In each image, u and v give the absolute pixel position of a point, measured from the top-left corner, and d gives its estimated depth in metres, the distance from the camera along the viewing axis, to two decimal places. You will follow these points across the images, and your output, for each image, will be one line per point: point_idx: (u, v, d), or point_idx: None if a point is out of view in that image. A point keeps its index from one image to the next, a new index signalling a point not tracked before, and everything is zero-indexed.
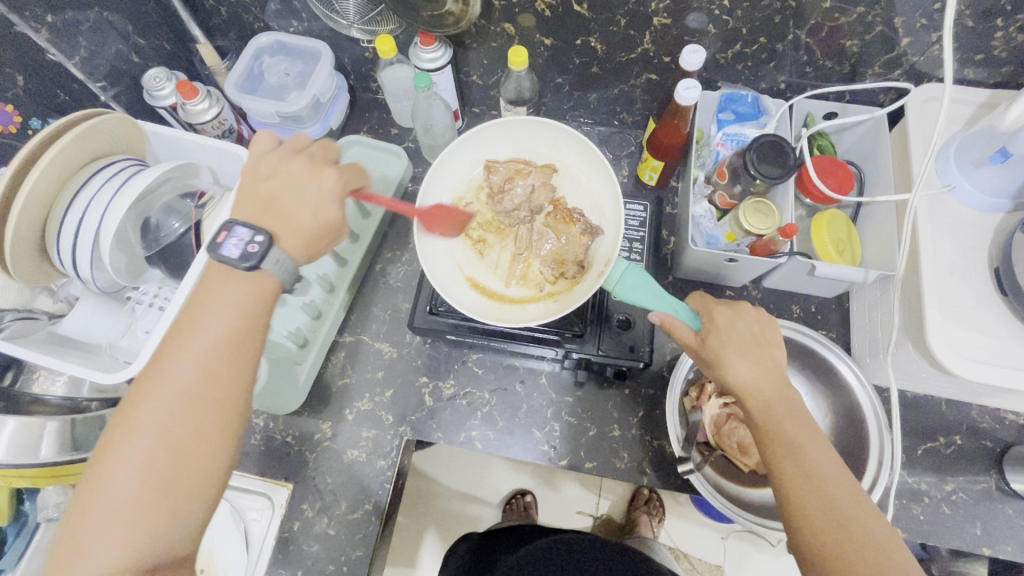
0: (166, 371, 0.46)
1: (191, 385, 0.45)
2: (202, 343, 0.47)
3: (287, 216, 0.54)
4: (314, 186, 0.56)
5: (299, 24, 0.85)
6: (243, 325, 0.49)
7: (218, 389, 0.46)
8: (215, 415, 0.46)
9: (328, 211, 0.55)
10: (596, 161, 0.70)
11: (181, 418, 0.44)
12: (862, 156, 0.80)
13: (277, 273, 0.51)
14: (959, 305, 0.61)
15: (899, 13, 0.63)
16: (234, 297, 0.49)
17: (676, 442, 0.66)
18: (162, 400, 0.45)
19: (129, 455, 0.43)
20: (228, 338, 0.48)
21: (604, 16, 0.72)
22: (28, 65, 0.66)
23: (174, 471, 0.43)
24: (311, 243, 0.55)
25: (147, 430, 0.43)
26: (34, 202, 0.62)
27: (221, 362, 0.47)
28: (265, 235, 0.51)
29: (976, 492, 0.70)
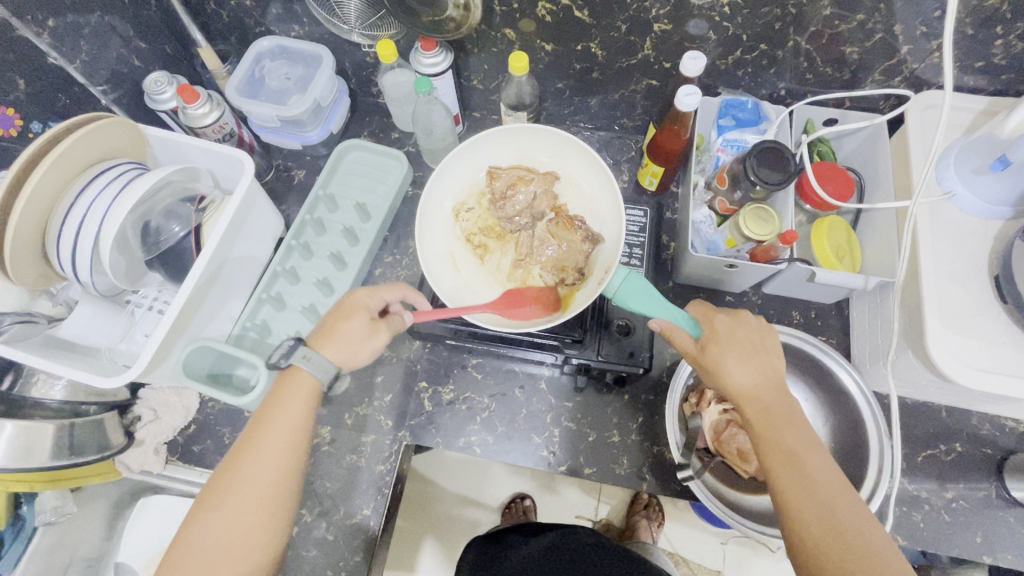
0: (239, 469, 0.52)
1: (260, 485, 0.52)
2: (269, 446, 0.53)
3: (321, 329, 0.61)
4: (345, 298, 0.62)
5: (300, 29, 0.85)
6: (302, 430, 0.55)
7: (280, 491, 0.53)
8: (274, 514, 0.52)
9: (353, 316, 0.60)
10: (597, 168, 0.70)
11: (248, 516, 0.51)
12: (862, 162, 0.80)
13: (307, 370, 0.57)
14: (959, 313, 0.61)
15: (899, 20, 0.63)
16: (295, 403, 0.56)
17: (675, 447, 0.65)
18: (233, 498, 0.51)
19: (203, 544, 0.49)
20: (289, 443, 0.54)
21: (605, 22, 0.72)
22: (29, 69, 0.66)
23: (234, 555, 0.49)
24: (345, 345, 0.59)
25: (219, 523, 0.50)
26: (34, 207, 0.62)
27: (285, 461, 0.54)
28: (296, 339, 0.59)
29: (976, 499, 0.70)
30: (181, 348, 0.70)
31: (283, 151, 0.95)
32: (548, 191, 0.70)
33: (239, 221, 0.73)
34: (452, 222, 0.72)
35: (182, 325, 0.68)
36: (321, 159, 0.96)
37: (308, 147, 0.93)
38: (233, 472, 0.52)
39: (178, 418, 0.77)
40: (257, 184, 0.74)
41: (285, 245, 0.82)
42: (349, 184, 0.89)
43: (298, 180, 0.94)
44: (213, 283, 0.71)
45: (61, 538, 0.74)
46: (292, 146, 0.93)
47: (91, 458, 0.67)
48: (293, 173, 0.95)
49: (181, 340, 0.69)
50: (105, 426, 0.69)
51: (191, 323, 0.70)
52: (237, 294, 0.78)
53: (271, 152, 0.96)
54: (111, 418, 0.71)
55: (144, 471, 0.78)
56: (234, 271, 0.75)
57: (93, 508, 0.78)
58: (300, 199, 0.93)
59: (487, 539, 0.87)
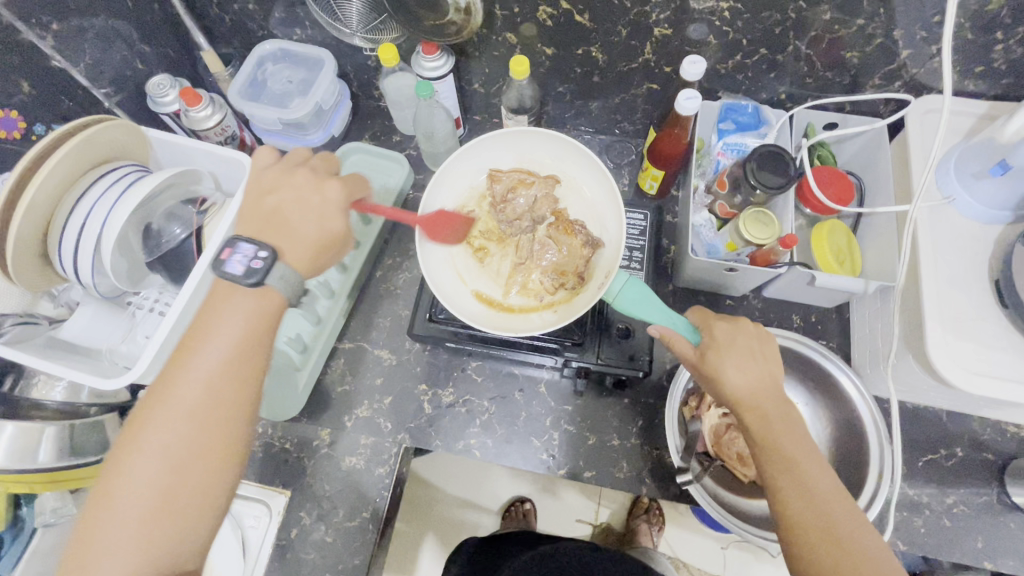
0: (176, 385, 0.47)
1: (200, 400, 0.47)
2: (209, 358, 0.49)
3: (289, 230, 0.55)
4: (318, 198, 0.57)
5: (303, 32, 0.85)
6: (250, 341, 0.50)
7: (225, 405, 0.48)
8: (222, 430, 0.48)
9: (333, 222, 0.57)
10: (599, 173, 0.70)
11: (190, 434, 0.46)
12: (863, 166, 0.80)
13: (283, 287, 0.53)
14: (959, 318, 0.61)
15: (899, 25, 0.63)
16: (240, 309, 0.51)
17: (675, 451, 0.65)
18: (171, 416, 0.46)
19: (140, 467, 0.45)
20: (234, 354, 0.49)
21: (606, 26, 0.72)
22: (33, 71, 0.66)
23: (179, 489, 0.45)
24: (319, 253, 0.56)
25: (155, 443, 0.46)
26: (35, 211, 0.63)
27: (228, 379, 0.49)
28: (269, 251, 0.52)
29: (978, 504, 0.69)
30: None
31: (285, 154, 0.96)
32: (550, 196, 0.71)
33: None
34: None
35: (182, 329, 0.68)
36: (322, 162, 0.96)
37: (310, 150, 0.93)
38: (170, 388, 0.47)
39: None
40: (258, 188, 0.75)
41: None
42: None
43: None
44: None
45: (62, 540, 0.74)
46: (294, 149, 0.94)
47: (92, 459, 0.67)
48: None
49: None
50: (105, 427, 0.68)
51: None
52: None
53: None
54: (112, 419, 0.69)
55: None
56: None
57: None
58: None
59: (490, 546, 0.87)
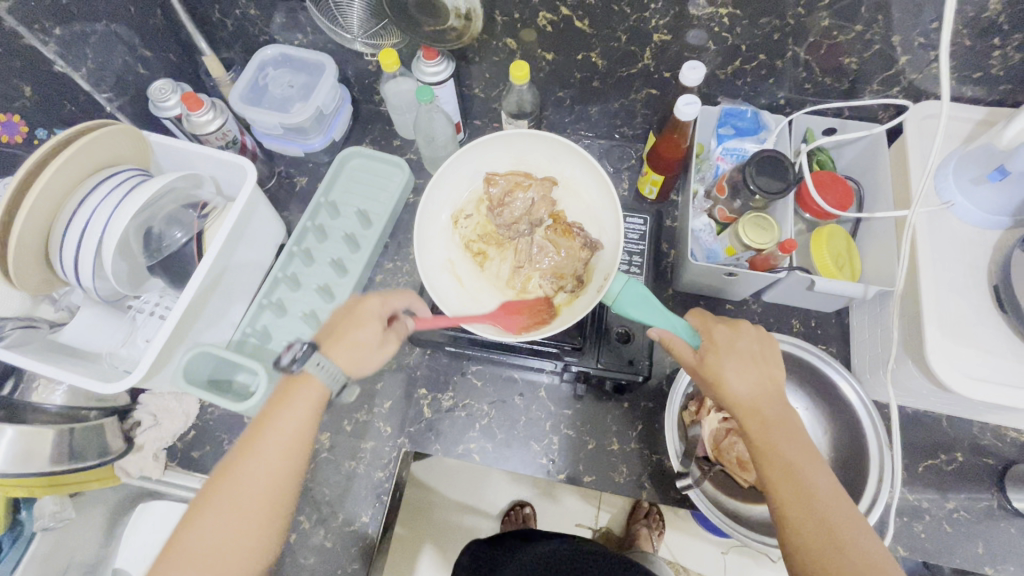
0: (234, 481, 0.50)
1: (257, 496, 0.50)
2: (266, 456, 0.51)
3: (340, 341, 0.58)
4: (365, 310, 0.60)
5: (303, 37, 0.86)
6: (303, 438, 0.53)
7: (277, 499, 0.51)
8: (269, 522, 0.50)
9: (370, 327, 0.59)
10: (595, 175, 0.71)
11: (242, 522, 0.49)
12: (861, 171, 0.80)
13: (320, 376, 0.55)
14: (958, 323, 0.61)
15: (897, 31, 0.63)
16: (298, 406, 0.53)
17: (675, 456, 0.65)
18: (228, 512, 0.49)
19: (196, 557, 0.47)
20: (288, 452, 0.52)
21: (606, 32, 0.72)
22: (35, 76, 0.67)
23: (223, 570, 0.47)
24: (363, 361, 0.58)
25: (211, 537, 0.48)
26: (37, 215, 0.63)
27: (282, 475, 0.51)
28: (309, 344, 0.56)
29: (977, 509, 0.69)
30: (181, 354, 0.70)
31: (285, 158, 0.96)
32: (547, 199, 0.71)
33: (241, 226, 0.74)
34: (451, 230, 0.73)
35: (183, 331, 0.68)
36: (323, 166, 0.96)
37: (310, 154, 0.94)
38: (230, 472, 0.50)
39: (178, 424, 0.77)
40: (259, 191, 0.75)
41: (286, 251, 0.82)
42: (350, 190, 0.90)
43: (299, 187, 0.95)
44: (214, 289, 0.72)
45: (61, 544, 0.74)
46: (295, 153, 0.94)
47: (91, 463, 0.68)
48: (295, 179, 0.95)
49: (182, 345, 0.70)
50: (105, 430, 0.70)
51: (192, 329, 0.70)
52: (239, 299, 0.78)
53: (274, 159, 0.96)
54: (111, 423, 0.71)
55: (143, 478, 0.79)
56: (235, 276, 0.76)
57: (91, 513, 0.78)
58: (302, 205, 0.93)
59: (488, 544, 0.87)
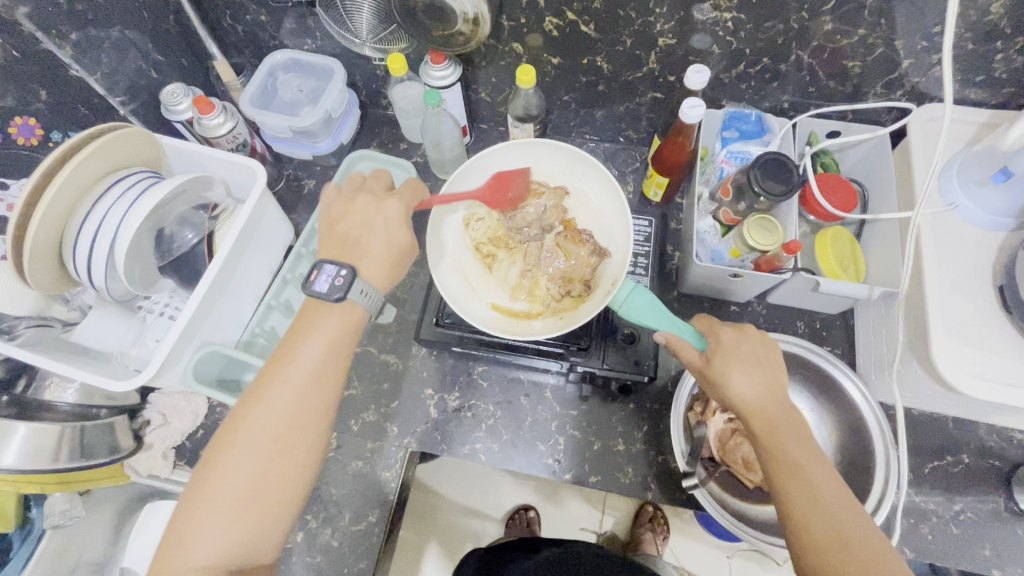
0: (268, 394, 0.52)
1: (291, 409, 0.52)
2: (299, 371, 0.53)
3: (364, 249, 0.60)
4: (382, 218, 0.62)
5: (313, 43, 0.87)
6: (335, 356, 0.55)
7: (311, 416, 0.53)
8: (305, 438, 0.52)
9: (398, 238, 0.62)
10: (606, 184, 0.72)
11: (281, 438, 0.51)
12: (865, 174, 0.80)
13: (364, 303, 0.58)
14: (963, 324, 0.61)
15: (900, 35, 0.64)
16: (329, 324, 0.56)
17: (680, 457, 0.66)
18: (263, 423, 0.51)
19: (236, 464, 0.50)
20: (321, 368, 0.54)
21: (611, 37, 0.73)
22: (51, 81, 0.68)
23: (269, 487, 0.50)
24: (392, 264, 0.61)
25: (250, 446, 0.50)
26: (53, 215, 0.64)
27: (314, 393, 0.53)
28: (348, 269, 0.57)
29: (985, 512, 0.69)
30: (191, 353, 0.71)
31: (294, 161, 0.97)
32: (558, 206, 0.72)
33: (251, 229, 0.74)
34: (461, 232, 0.73)
35: (193, 331, 0.69)
36: (331, 169, 0.97)
37: (318, 157, 0.95)
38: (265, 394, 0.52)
39: (187, 423, 0.78)
40: (268, 193, 0.76)
41: (294, 254, 0.83)
42: None
43: (308, 190, 0.96)
44: (223, 290, 0.73)
45: (70, 543, 0.74)
46: (303, 156, 0.95)
47: (101, 461, 0.68)
48: (303, 183, 0.96)
49: (191, 345, 0.70)
50: (116, 429, 0.70)
51: (202, 329, 0.71)
52: (247, 300, 0.79)
53: (282, 162, 0.97)
54: (121, 422, 0.72)
55: (154, 479, 0.78)
56: (244, 278, 0.76)
57: (100, 512, 0.78)
58: (310, 208, 0.94)
59: (491, 553, 0.86)
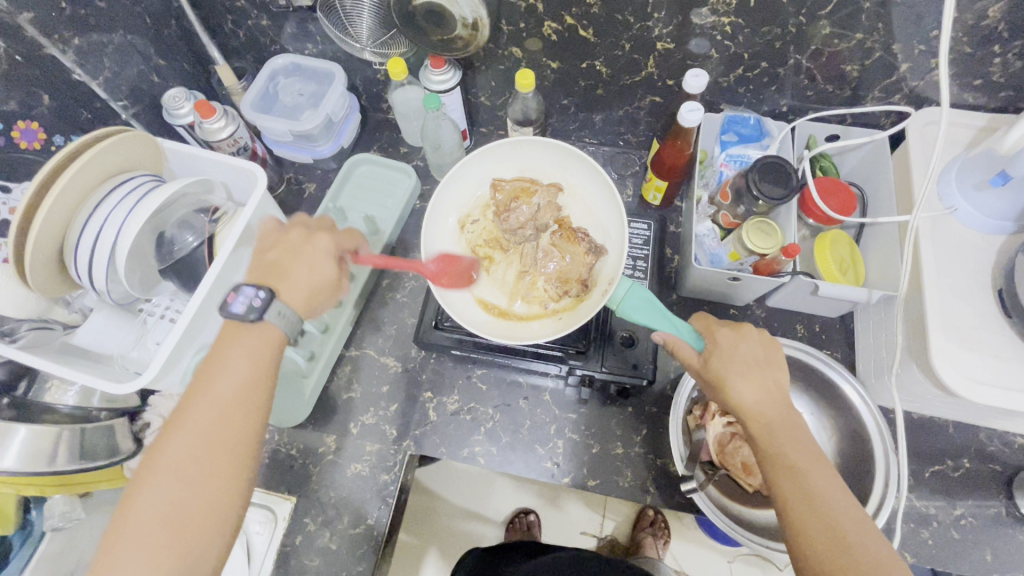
0: (185, 418, 0.49)
1: (211, 430, 0.49)
2: (219, 392, 0.51)
3: (289, 277, 0.57)
4: (311, 247, 0.60)
5: (313, 47, 0.88)
6: (259, 374, 0.53)
7: (234, 436, 0.50)
8: (227, 460, 0.49)
9: (324, 267, 0.59)
10: (600, 181, 0.72)
11: (197, 466, 0.48)
12: (864, 178, 0.80)
13: (281, 324, 0.55)
14: (963, 328, 0.61)
15: (897, 39, 0.64)
16: (247, 345, 0.54)
17: (679, 460, 0.66)
18: (176, 451, 0.48)
19: (151, 498, 0.46)
20: (243, 389, 0.52)
21: (609, 41, 0.74)
22: (53, 85, 0.69)
23: (188, 517, 0.46)
24: (315, 295, 0.58)
25: (161, 477, 0.47)
26: (54, 218, 0.64)
27: (232, 416, 0.50)
28: (267, 291, 0.55)
29: (985, 516, 0.69)
30: (191, 356, 0.71)
31: (294, 165, 0.98)
32: (552, 204, 0.72)
33: (251, 233, 0.75)
34: (457, 235, 0.74)
35: (193, 334, 0.69)
36: (331, 173, 0.98)
37: (319, 161, 0.95)
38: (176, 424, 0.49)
39: None
40: (269, 197, 0.76)
41: None
42: (358, 196, 0.91)
43: (308, 193, 0.96)
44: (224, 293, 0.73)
45: (70, 544, 0.74)
46: (304, 160, 0.95)
47: (101, 463, 0.68)
48: (304, 186, 0.97)
49: (191, 348, 0.71)
50: (116, 431, 0.70)
51: (202, 332, 0.71)
52: None
53: (283, 166, 0.98)
54: (121, 425, 0.71)
55: None
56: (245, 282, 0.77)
57: (100, 514, 0.78)
58: (310, 211, 0.95)
59: (488, 559, 0.85)
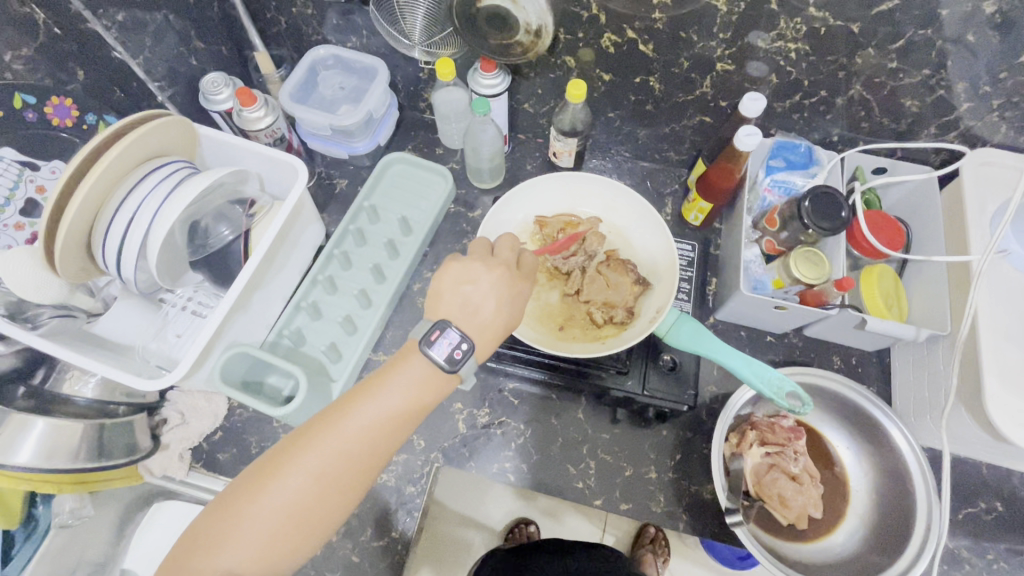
0: (340, 424, 0.52)
1: (354, 451, 0.51)
2: (379, 408, 0.53)
3: (480, 321, 0.57)
4: (509, 293, 0.58)
5: (358, 40, 0.85)
6: (414, 407, 0.54)
7: (371, 460, 0.52)
8: (357, 477, 0.52)
9: (514, 313, 0.59)
10: (650, 220, 0.74)
11: (337, 469, 0.51)
12: (909, 213, 0.80)
13: (463, 377, 0.56)
14: (1019, 374, 0.61)
15: (962, 79, 0.64)
16: (413, 376, 0.54)
17: (721, 492, 0.64)
18: (323, 449, 0.51)
19: (281, 496, 0.50)
20: (399, 410, 0.53)
21: (668, 58, 0.72)
22: (91, 61, 0.66)
23: (314, 510, 0.51)
24: (498, 339, 0.58)
25: (305, 470, 0.50)
26: (87, 202, 0.61)
27: (382, 438, 0.53)
28: (470, 344, 0.55)
29: (1016, 561, 0.69)
30: (218, 353, 0.68)
31: (326, 159, 0.95)
32: (599, 236, 0.74)
33: (286, 229, 0.72)
34: None
35: (223, 329, 0.67)
36: (364, 170, 0.95)
37: (353, 157, 0.92)
38: (333, 424, 0.52)
39: (205, 423, 0.75)
40: (307, 193, 0.74)
41: (325, 254, 0.81)
42: (392, 195, 0.88)
43: (339, 189, 0.93)
44: (255, 289, 0.71)
45: (74, 542, 0.71)
46: (338, 154, 0.93)
47: (121, 462, 0.67)
48: (335, 181, 0.94)
49: (219, 345, 0.67)
50: (134, 428, 0.69)
51: (231, 328, 0.68)
52: (275, 300, 0.77)
53: (314, 159, 0.95)
54: (140, 420, 0.70)
55: (166, 478, 0.76)
56: (275, 277, 0.75)
57: (106, 511, 0.75)
58: (340, 208, 0.92)
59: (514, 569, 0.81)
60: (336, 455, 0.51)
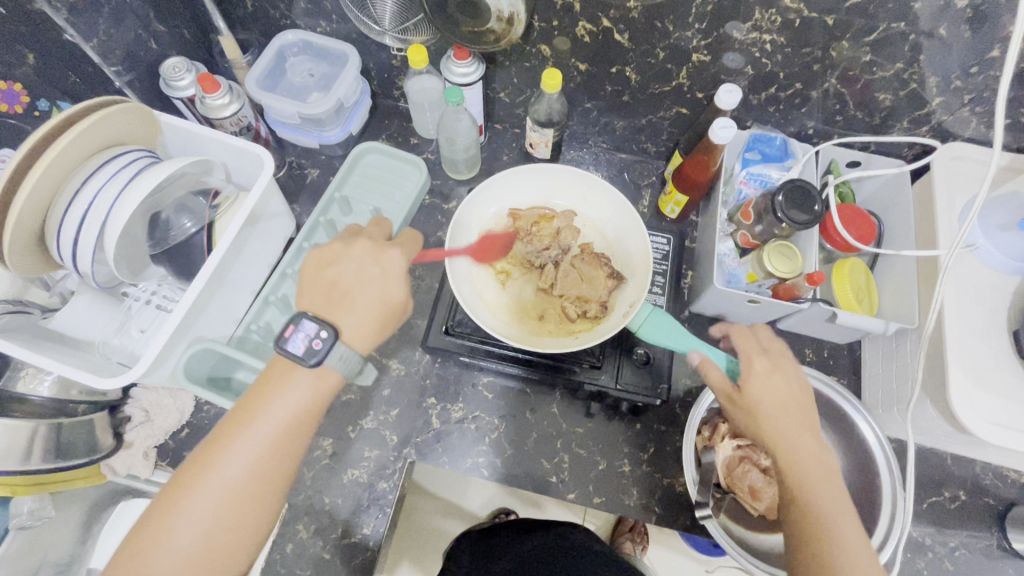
0: (220, 461, 0.50)
1: (241, 482, 0.50)
2: (260, 435, 0.51)
3: (351, 305, 0.57)
4: (377, 270, 0.58)
5: (328, 25, 0.82)
6: (301, 421, 0.53)
7: (263, 485, 0.51)
8: (255, 507, 0.50)
9: (392, 291, 0.58)
10: (624, 211, 0.73)
11: (229, 504, 0.49)
12: (882, 207, 0.80)
13: (340, 367, 0.55)
14: (982, 368, 0.62)
15: (934, 72, 0.64)
16: (292, 391, 0.53)
17: (692, 484, 0.64)
18: (209, 487, 0.49)
19: (174, 545, 0.48)
20: (286, 429, 0.52)
21: (644, 48, 0.71)
22: (41, 42, 0.63)
23: (212, 552, 0.49)
24: (375, 323, 0.57)
25: (193, 513, 0.49)
26: (39, 192, 0.59)
27: (273, 462, 0.51)
28: (329, 330, 0.54)
29: (978, 548, 0.70)
30: (182, 349, 0.66)
31: (297, 148, 0.92)
32: (572, 229, 0.73)
33: (253, 220, 0.70)
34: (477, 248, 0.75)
35: (187, 325, 0.65)
36: (336, 160, 0.92)
37: (325, 147, 0.90)
38: (215, 460, 0.50)
39: (171, 421, 0.74)
40: (274, 184, 0.72)
41: (294, 247, 0.79)
42: (364, 186, 0.86)
43: (310, 180, 0.91)
44: (220, 282, 0.69)
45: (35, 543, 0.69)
46: (309, 144, 0.90)
47: (80, 461, 0.65)
48: (306, 171, 0.91)
49: (183, 341, 0.66)
50: (95, 427, 0.66)
51: (195, 323, 0.66)
52: (243, 294, 0.75)
53: (284, 148, 0.92)
54: (100, 419, 0.68)
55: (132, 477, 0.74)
56: (241, 271, 0.72)
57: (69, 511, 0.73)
58: (312, 199, 0.89)
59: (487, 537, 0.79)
60: (223, 491, 0.50)
